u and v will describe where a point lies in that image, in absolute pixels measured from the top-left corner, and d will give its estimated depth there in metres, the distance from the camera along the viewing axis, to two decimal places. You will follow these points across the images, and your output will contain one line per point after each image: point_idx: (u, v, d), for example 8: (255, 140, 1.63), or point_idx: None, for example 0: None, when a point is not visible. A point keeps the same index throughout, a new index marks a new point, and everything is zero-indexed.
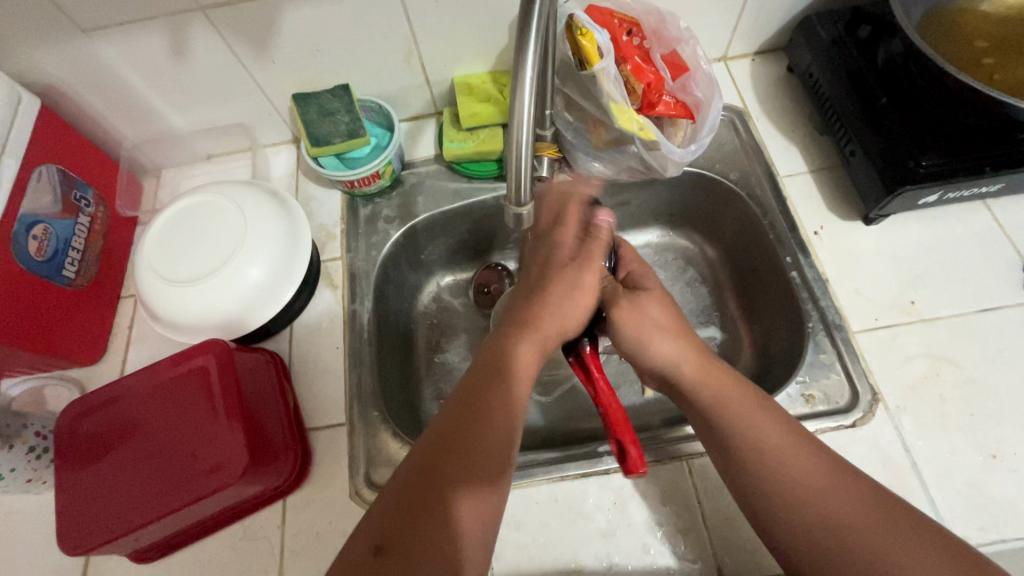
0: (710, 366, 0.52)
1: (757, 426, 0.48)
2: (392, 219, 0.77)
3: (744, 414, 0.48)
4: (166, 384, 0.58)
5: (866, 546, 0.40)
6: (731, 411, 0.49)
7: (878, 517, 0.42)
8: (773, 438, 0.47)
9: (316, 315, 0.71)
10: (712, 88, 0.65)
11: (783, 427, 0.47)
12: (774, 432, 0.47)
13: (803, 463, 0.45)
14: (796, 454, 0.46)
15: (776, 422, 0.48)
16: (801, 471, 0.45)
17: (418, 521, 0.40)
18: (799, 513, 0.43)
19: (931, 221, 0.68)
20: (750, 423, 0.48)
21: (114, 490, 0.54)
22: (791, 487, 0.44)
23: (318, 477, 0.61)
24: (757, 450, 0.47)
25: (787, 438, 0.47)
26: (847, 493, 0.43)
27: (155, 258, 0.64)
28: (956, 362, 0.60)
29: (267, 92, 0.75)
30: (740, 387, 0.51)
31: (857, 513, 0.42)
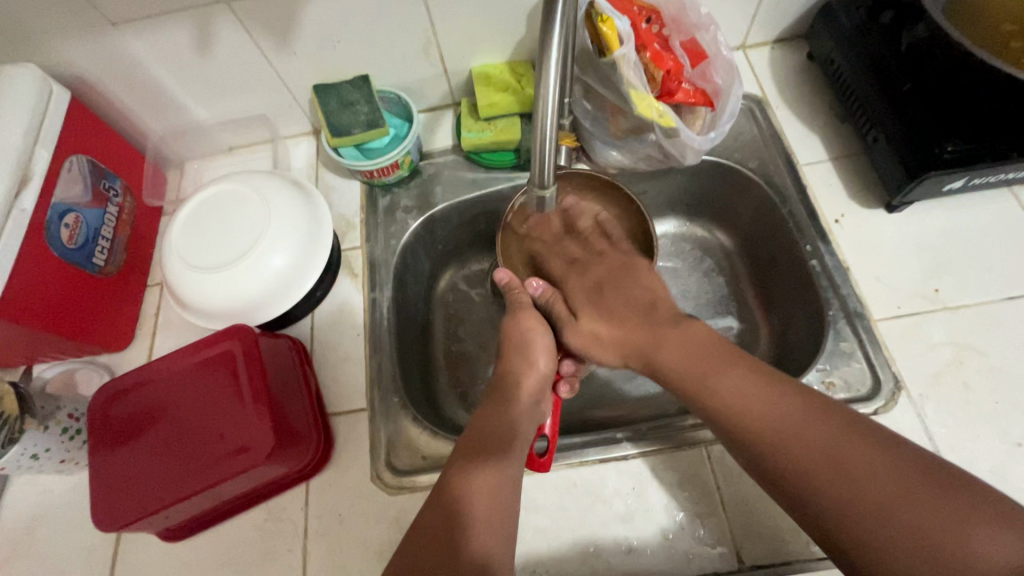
0: (659, 334, 0.56)
1: (713, 383, 0.50)
2: (411, 209, 0.78)
3: (700, 372, 0.51)
4: (192, 369, 0.60)
5: (830, 466, 0.42)
6: (688, 377, 0.52)
7: (846, 438, 0.43)
8: (727, 390, 0.49)
9: (337, 303, 0.72)
10: (731, 75, 0.65)
11: (742, 377, 0.49)
12: (733, 382, 0.49)
13: (762, 402, 0.47)
14: (759, 397, 0.48)
15: (735, 375, 0.50)
16: (768, 415, 0.46)
17: (450, 517, 0.46)
18: (771, 452, 0.45)
19: (956, 208, 0.67)
20: (708, 380, 0.50)
21: (145, 470, 0.55)
22: (757, 432, 0.46)
23: (340, 460, 0.63)
24: (722, 407, 0.49)
25: (746, 384, 0.49)
26: (812, 423, 0.45)
27: (181, 246, 0.65)
28: (981, 351, 0.59)
29: (288, 83, 0.76)
30: (693, 345, 0.54)
31: (827, 440, 0.44)
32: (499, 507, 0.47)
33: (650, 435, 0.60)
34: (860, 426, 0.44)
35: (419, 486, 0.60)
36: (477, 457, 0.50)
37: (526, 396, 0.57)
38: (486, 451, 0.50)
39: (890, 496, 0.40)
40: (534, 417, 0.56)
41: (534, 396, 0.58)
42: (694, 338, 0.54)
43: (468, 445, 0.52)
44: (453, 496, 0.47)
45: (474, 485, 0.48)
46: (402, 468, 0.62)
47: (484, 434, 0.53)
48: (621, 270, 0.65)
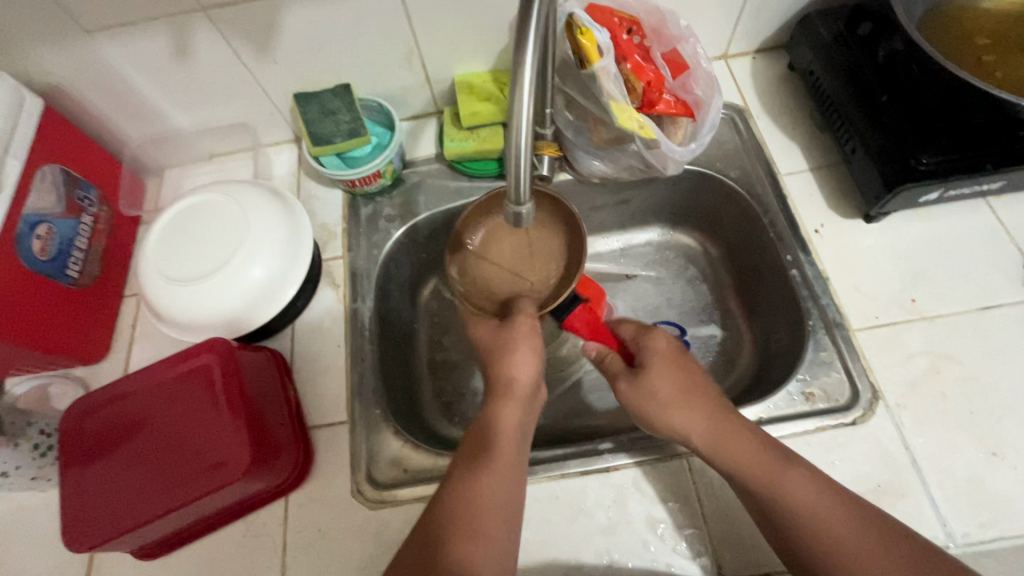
0: (721, 417, 0.55)
1: (784, 480, 0.49)
2: (393, 218, 0.78)
3: (768, 467, 0.50)
4: (168, 383, 0.59)
5: None
6: (754, 468, 0.51)
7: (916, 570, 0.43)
8: (800, 489, 0.49)
9: (318, 313, 0.71)
10: (711, 87, 0.65)
11: (815, 483, 0.49)
12: (802, 484, 0.49)
13: (832, 512, 0.47)
14: (830, 507, 0.47)
15: (804, 477, 0.49)
16: (836, 524, 0.46)
17: (459, 516, 0.46)
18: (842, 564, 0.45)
19: (932, 217, 0.68)
20: (776, 479, 0.50)
21: (118, 487, 0.54)
22: (830, 547, 0.46)
23: (320, 474, 0.62)
24: (790, 509, 0.48)
25: (823, 495, 0.48)
26: (894, 550, 0.45)
27: (157, 259, 0.64)
28: (957, 360, 0.60)
29: (268, 91, 0.76)
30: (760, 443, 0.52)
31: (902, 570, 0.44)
32: (500, 511, 0.47)
33: (627, 449, 0.60)
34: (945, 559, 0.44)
35: (401, 500, 0.60)
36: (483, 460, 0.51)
37: (522, 395, 0.57)
38: (489, 454, 0.51)
39: None
40: (529, 415, 0.57)
41: (528, 392, 0.58)
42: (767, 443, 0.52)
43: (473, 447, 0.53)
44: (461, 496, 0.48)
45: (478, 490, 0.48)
46: (383, 482, 0.61)
47: (489, 438, 0.53)
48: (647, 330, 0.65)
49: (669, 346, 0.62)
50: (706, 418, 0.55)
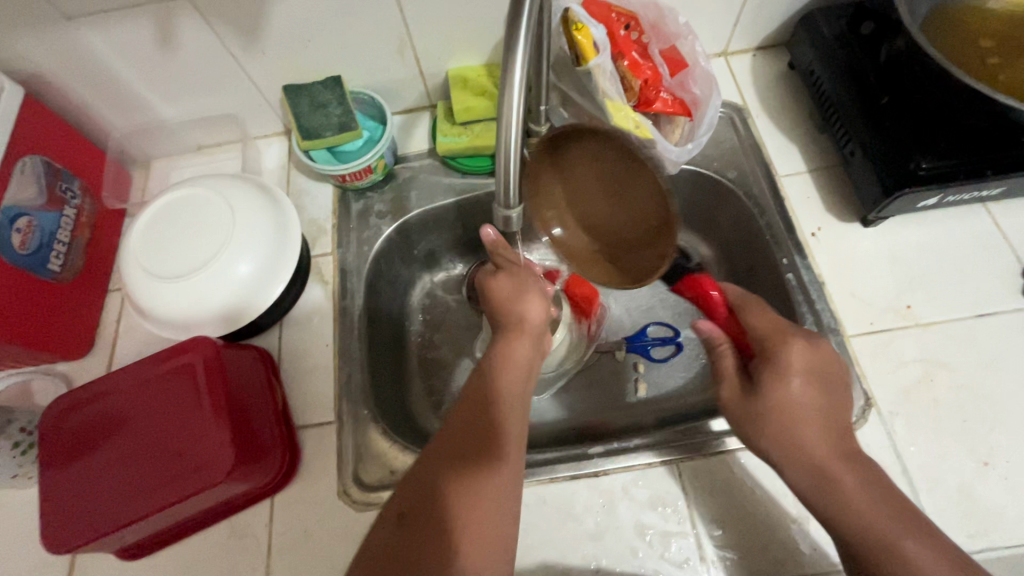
0: (839, 464, 0.49)
1: (901, 549, 0.43)
2: (384, 214, 0.76)
3: (888, 531, 0.44)
4: (151, 382, 0.58)
5: None
6: (870, 527, 0.45)
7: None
8: (920, 559, 0.42)
9: (306, 311, 0.70)
10: (709, 86, 0.63)
11: (936, 551, 0.42)
12: (925, 555, 0.42)
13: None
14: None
15: (926, 544, 0.43)
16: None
17: (437, 516, 0.43)
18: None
19: (930, 223, 0.67)
20: (894, 548, 0.43)
21: (100, 488, 0.53)
22: None
23: (307, 475, 0.61)
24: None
25: (941, 559, 0.42)
26: None
27: (140, 254, 0.63)
28: (951, 367, 0.59)
29: (257, 82, 0.74)
30: (872, 485, 0.47)
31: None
32: (489, 509, 0.44)
33: (650, 448, 0.59)
34: None
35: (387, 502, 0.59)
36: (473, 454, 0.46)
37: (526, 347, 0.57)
38: (482, 443, 0.47)
39: None
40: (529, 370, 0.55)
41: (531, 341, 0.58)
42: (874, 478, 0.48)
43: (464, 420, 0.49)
44: (438, 484, 0.45)
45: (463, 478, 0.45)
46: (369, 483, 0.61)
47: (483, 427, 0.49)
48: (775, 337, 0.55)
49: (807, 360, 0.54)
50: (829, 454, 0.50)
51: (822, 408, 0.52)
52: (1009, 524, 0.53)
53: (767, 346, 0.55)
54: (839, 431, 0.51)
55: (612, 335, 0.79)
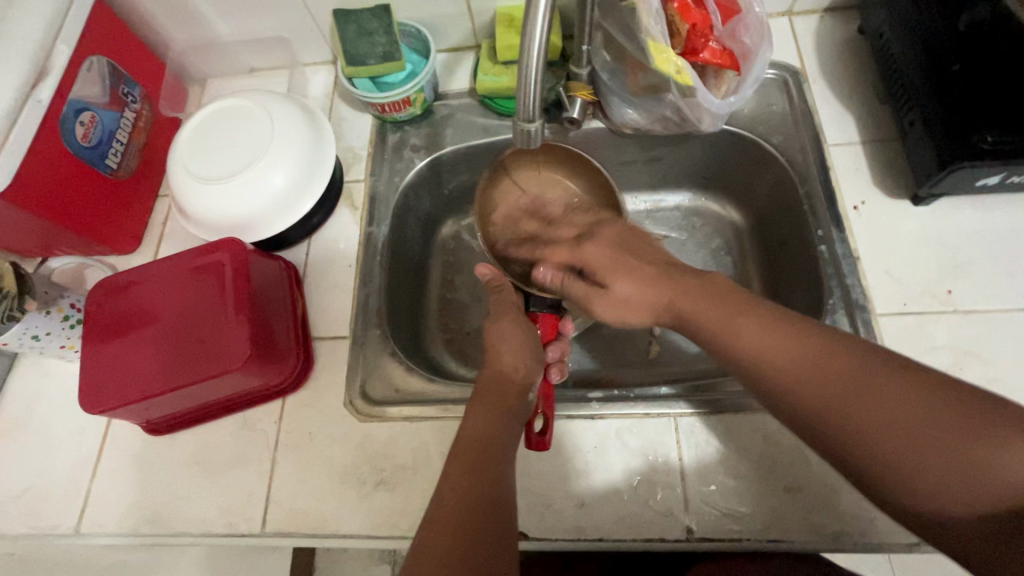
0: (670, 292, 0.52)
1: (734, 328, 0.47)
2: (418, 148, 0.77)
3: (718, 319, 0.48)
4: (184, 274, 0.62)
5: (881, 420, 0.39)
6: (708, 321, 0.49)
7: (862, 377, 0.41)
8: (750, 335, 0.46)
9: (333, 233, 0.73)
10: (761, 35, 0.59)
11: (762, 322, 0.46)
12: (754, 328, 0.46)
13: (792, 352, 0.43)
14: (784, 347, 0.44)
15: (757, 320, 0.46)
16: (789, 363, 0.43)
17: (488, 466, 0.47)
18: (798, 396, 0.43)
19: (989, 209, 0.62)
20: (724, 330, 0.47)
21: (131, 363, 0.58)
22: (807, 397, 0.42)
23: (317, 383, 0.64)
24: (752, 359, 0.45)
25: (759, 327, 0.46)
26: (840, 379, 0.41)
27: (185, 156, 0.66)
28: (984, 359, 0.56)
29: (309, 7, 0.75)
30: (715, 295, 0.49)
31: (823, 380, 0.41)
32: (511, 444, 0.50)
33: (681, 398, 0.58)
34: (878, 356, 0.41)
35: (388, 417, 0.62)
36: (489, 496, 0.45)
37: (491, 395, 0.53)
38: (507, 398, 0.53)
39: (915, 430, 0.38)
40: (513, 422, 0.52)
41: (511, 393, 0.54)
42: (715, 288, 0.50)
43: (459, 459, 0.48)
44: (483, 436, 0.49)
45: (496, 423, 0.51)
46: (374, 398, 0.63)
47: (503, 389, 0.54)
48: (627, 234, 0.60)
49: (614, 236, 0.60)
50: (650, 290, 0.53)
51: (632, 265, 0.56)
52: None
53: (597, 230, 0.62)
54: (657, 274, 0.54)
55: None
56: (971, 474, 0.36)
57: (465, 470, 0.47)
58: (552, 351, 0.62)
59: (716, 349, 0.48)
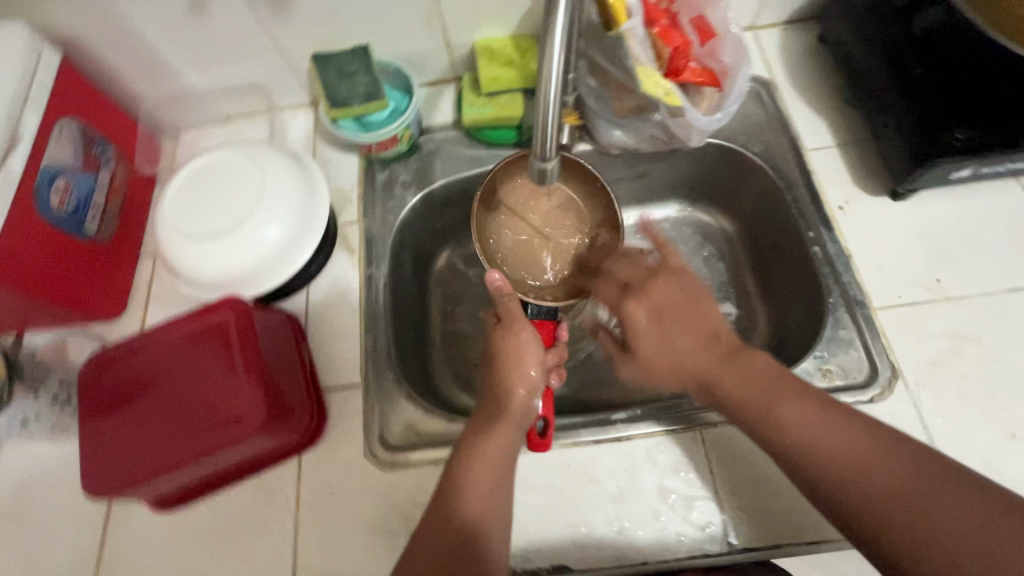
0: (713, 362, 0.53)
1: (780, 411, 0.47)
2: (409, 184, 0.77)
3: (761, 400, 0.48)
4: (186, 339, 0.60)
5: (929, 521, 0.38)
6: (750, 403, 0.49)
7: (939, 487, 0.39)
8: (795, 420, 0.46)
9: (332, 278, 0.71)
10: (741, 54, 0.63)
11: (808, 409, 0.46)
12: (799, 414, 0.46)
13: (859, 449, 0.43)
14: (830, 435, 0.44)
15: (800, 404, 0.47)
16: (853, 458, 0.42)
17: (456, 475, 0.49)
18: (841, 487, 0.42)
19: (961, 198, 0.66)
20: (771, 412, 0.47)
21: (135, 439, 0.56)
22: (850, 489, 0.42)
23: (333, 435, 0.62)
24: (796, 444, 0.45)
25: (805, 413, 0.46)
26: (884, 471, 0.41)
27: (173, 215, 0.64)
28: (979, 341, 0.59)
29: (286, 52, 0.74)
30: (758, 378, 0.50)
31: (873, 472, 0.41)
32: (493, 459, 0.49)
33: (652, 417, 0.60)
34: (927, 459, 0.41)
35: (412, 462, 0.60)
36: (485, 511, 0.47)
37: (511, 414, 0.53)
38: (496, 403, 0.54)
39: (969, 536, 0.36)
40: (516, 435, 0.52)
41: (521, 412, 0.53)
42: (760, 372, 0.50)
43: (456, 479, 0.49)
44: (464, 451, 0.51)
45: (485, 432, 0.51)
46: (396, 444, 0.62)
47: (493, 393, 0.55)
48: (677, 292, 0.58)
49: (662, 293, 0.58)
50: (692, 357, 0.55)
51: (681, 330, 0.56)
52: None
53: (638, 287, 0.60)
54: (712, 340, 0.55)
55: None
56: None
57: (468, 488, 0.47)
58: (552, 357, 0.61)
59: (758, 432, 0.48)
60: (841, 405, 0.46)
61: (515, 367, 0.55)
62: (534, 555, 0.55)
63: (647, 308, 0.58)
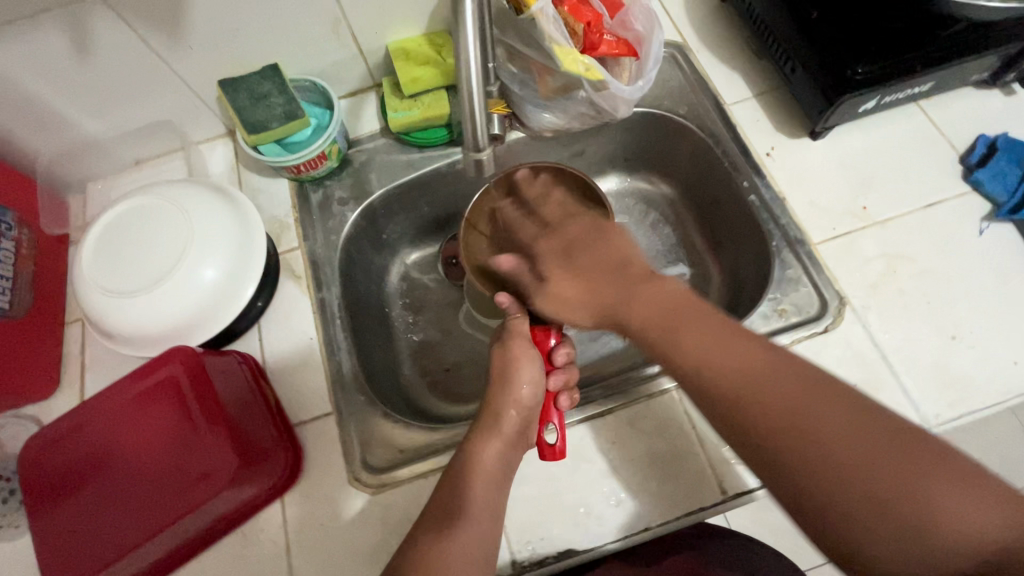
0: (627, 290, 0.49)
1: (679, 337, 0.43)
2: (347, 200, 0.75)
3: (662, 325, 0.45)
4: (136, 403, 0.57)
5: (832, 447, 0.36)
6: (653, 327, 0.45)
7: (829, 411, 0.37)
8: (694, 345, 0.42)
9: (283, 309, 0.68)
10: (652, 21, 0.63)
11: (710, 332, 0.43)
12: (701, 337, 0.43)
13: (766, 374, 0.39)
14: (731, 355, 0.41)
15: (703, 328, 0.43)
16: (757, 383, 0.39)
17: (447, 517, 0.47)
18: (756, 416, 0.38)
19: (872, 129, 0.70)
20: (671, 333, 0.44)
21: (106, 515, 0.53)
22: (758, 413, 0.38)
23: (314, 470, 0.60)
24: (697, 366, 0.42)
25: (709, 335, 0.43)
26: (786, 391, 0.38)
27: (95, 274, 0.59)
28: (910, 257, 0.63)
29: (189, 83, 0.70)
30: (664, 302, 0.46)
31: (785, 394, 0.38)
32: (483, 501, 0.49)
33: (568, 408, 0.60)
34: (835, 387, 0.38)
35: (401, 480, 0.59)
36: (487, 521, 0.48)
37: (510, 428, 0.53)
38: (492, 427, 0.53)
39: (867, 457, 0.35)
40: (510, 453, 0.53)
41: (517, 429, 0.53)
42: (667, 297, 0.46)
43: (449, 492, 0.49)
44: (456, 485, 0.49)
45: (478, 465, 0.50)
46: (381, 466, 0.60)
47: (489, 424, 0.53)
48: (592, 231, 0.56)
49: (581, 232, 0.57)
50: (603, 286, 0.51)
51: (601, 263, 0.52)
52: (982, 389, 0.57)
53: (561, 224, 0.60)
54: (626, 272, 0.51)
55: None
56: (925, 537, 0.33)
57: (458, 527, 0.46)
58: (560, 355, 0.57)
59: (660, 356, 0.44)
60: (750, 329, 0.43)
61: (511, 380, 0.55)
62: (540, 544, 0.55)
63: (558, 244, 0.57)
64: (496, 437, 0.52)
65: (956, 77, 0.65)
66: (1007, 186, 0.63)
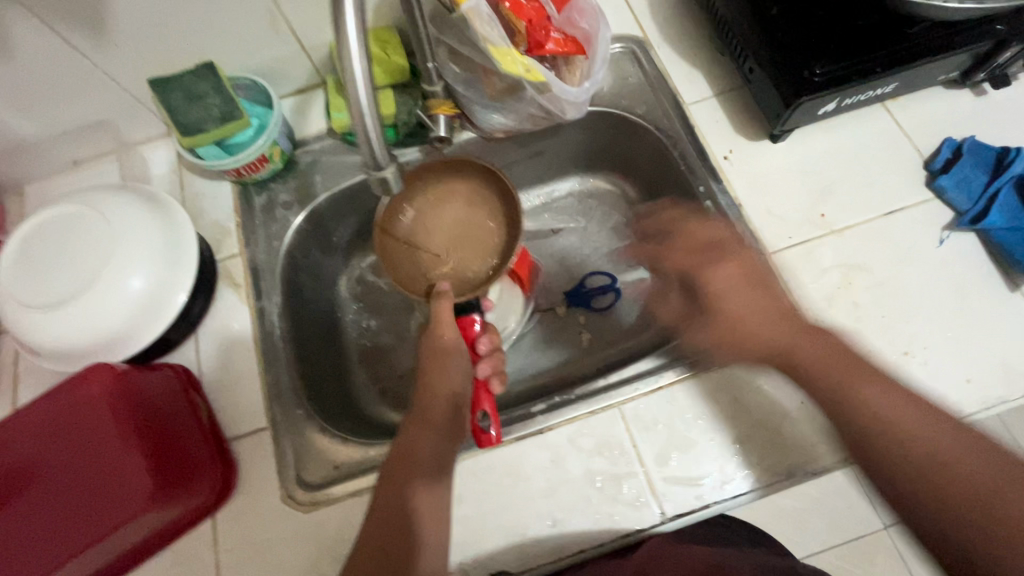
0: (804, 338, 0.54)
1: (862, 394, 0.48)
2: (291, 204, 0.72)
3: (841, 378, 0.50)
4: (58, 418, 0.55)
5: (995, 500, 0.40)
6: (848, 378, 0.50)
7: (1004, 475, 0.41)
8: (883, 401, 0.47)
9: (221, 318, 0.66)
10: (597, 19, 0.61)
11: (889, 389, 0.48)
12: (884, 394, 0.47)
13: (925, 429, 0.45)
14: (917, 413, 0.46)
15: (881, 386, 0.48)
16: (915, 431, 0.45)
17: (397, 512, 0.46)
18: (906, 458, 0.44)
19: (836, 131, 0.67)
20: (853, 386, 0.49)
21: (20, 538, 0.51)
22: (906, 454, 0.44)
23: (246, 486, 0.58)
24: (873, 421, 0.47)
25: (890, 398, 0.47)
26: (950, 447, 0.43)
27: (17, 286, 0.57)
28: (867, 268, 0.61)
29: (121, 82, 0.67)
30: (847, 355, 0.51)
31: (951, 445, 0.43)
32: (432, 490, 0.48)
33: (506, 424, 0.59)
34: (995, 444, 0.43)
35: (334, 498, 0.57)
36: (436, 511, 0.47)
37: (440, 422, 0.53)
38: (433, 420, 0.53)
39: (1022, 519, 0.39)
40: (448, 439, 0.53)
41: (449, 420, 0.54)
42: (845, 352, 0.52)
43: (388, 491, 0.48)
44: (402, 476, 0.49)
45: (420, 456, 0.50)
46: (315, 482, 0.59)
47: (433, 415, 0.53)
48: (750, 269, 0.60)
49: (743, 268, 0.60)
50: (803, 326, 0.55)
51: (765, 297, 0.58)
52: None
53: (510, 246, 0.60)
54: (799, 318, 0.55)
55: (551, 292, 0.80)
56: None
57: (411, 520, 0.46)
58: (483, 343, 0.59)
59: (834, 409, 0.50)
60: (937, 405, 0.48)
61: (441, 372, 0.55)
62: (472, 565, 0.54)
63: (728, 273, 0.60)
64: (427, 433, 0.52)
65: (923, 78, 0.62)
66: (969, 194, 0.61)
